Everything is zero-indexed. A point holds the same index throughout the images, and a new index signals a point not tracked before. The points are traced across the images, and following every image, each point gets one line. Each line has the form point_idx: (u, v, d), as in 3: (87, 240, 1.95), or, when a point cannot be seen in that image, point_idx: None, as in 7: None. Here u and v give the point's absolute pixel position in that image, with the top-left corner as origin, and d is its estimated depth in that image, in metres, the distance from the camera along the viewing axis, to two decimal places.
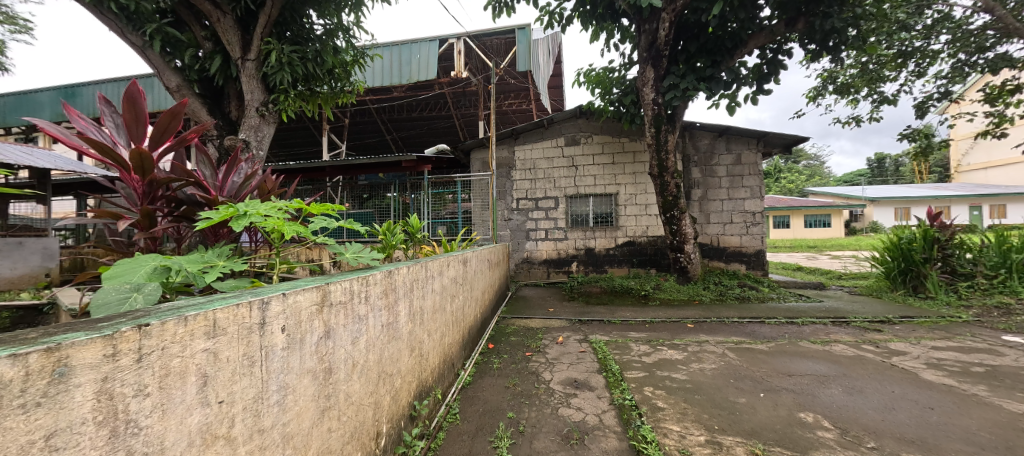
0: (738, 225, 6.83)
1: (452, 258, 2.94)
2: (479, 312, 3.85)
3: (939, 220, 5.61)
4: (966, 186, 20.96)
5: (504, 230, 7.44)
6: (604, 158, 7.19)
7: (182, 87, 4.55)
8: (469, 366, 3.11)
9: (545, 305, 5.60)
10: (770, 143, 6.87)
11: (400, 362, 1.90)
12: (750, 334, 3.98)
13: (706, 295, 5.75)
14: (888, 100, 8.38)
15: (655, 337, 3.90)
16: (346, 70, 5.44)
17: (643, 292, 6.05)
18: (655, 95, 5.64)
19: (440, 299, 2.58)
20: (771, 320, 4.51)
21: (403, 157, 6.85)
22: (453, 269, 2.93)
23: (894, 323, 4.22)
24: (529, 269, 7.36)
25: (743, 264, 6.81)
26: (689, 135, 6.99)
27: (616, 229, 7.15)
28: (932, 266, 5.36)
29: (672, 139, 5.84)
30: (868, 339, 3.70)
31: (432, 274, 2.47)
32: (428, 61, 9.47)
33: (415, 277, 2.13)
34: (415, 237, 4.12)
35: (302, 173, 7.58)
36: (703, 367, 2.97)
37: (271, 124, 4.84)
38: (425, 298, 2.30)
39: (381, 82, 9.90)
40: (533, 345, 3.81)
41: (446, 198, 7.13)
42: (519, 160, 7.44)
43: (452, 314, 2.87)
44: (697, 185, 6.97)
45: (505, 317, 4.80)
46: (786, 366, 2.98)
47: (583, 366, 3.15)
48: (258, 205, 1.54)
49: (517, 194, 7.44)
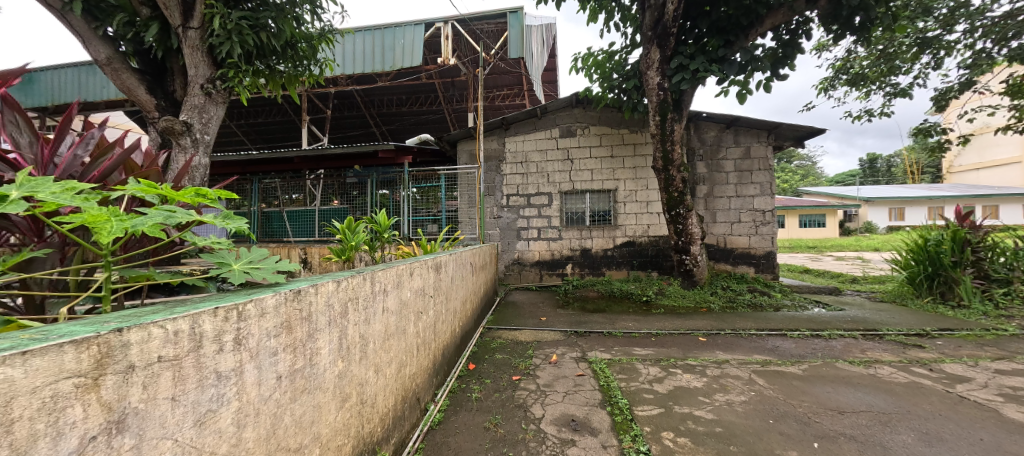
0: (746, 225, 6.30)
1: (418, 263, 2.32)
2: (458, 326, 3.23)
3: (969, 221, 5.10)
4: (961, 188, 20.76)
5: (492, 229, 6.80)
6: (601, 151, 6.61)
7: (112, 60, 3.96)
8: (441, 398, 2.49)
9: (536, 313, 4.98)
10: (781, 136, 6.34)
11: (319, 426, 1.28)
12: (775, 351, 3.41)
13: (715, 302, 5.19)
14: (900, 93, 7.88)
15: (665, 355, 3.32)
16: (313, 47, 4.78)
17: (645, 298, 5.50)
18: (661, 79, 5.08)
19: (396, 320, 1.95)
20: (794, 333, 3.95)
21: (381, 146, 6.15)
22: (419, 278, 2.31)
23: (935, 337, 3.69)
24: (520, 272, 6.75)
25: (751, 267, 6.28)
26: (694, 127, 6.42)
27: (615, 228, 6.58)
28: (963, 271, 4.85)
29: (679, 129, 5.26)
30: (915, 358, 3.16)
31: (385, 285, 1.85)
32: (413, 46, 8.78)
33: (352, 295, 1.51)
34: (382, 236, 3.45)
35: (270, 166, 6.88)
36: (731, 401, 2.39)
37: (219, 104, 4.19)
38: (371, 323, 1.68)
39: (362, 69, 9.18)
40: (522, 365, 3.20)
41: (431, 195, 6.54)
42: (510, 153, 6.82)
43: (417, 336, 2.25)
44: (703, 180, 6.42)
45: (490, 329, 4.19)
46: (833, 399, 2.40)
47: (583, 397, 2.56)
48: (43, 188, 0.92)
49: (508, 189, 6.82)
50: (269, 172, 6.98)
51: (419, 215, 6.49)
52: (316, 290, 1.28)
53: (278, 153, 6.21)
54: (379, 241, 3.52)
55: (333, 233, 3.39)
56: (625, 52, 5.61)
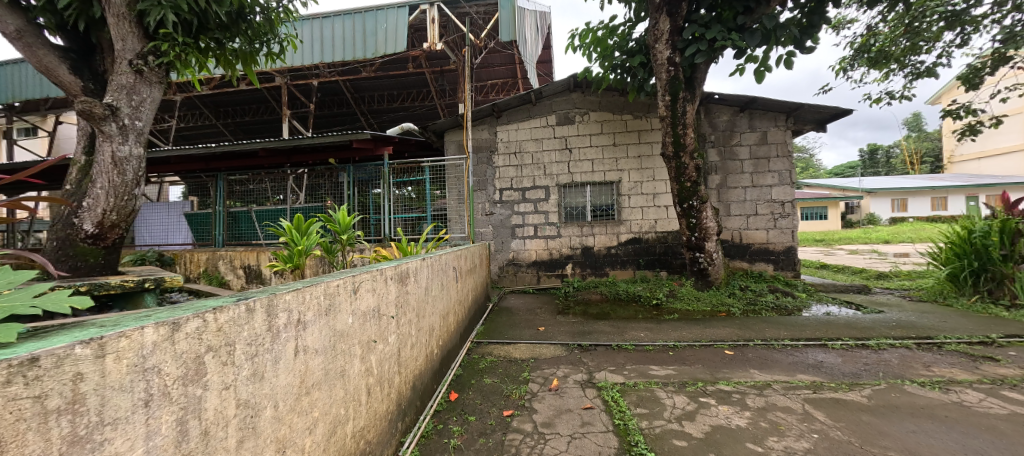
0: (764, 217, 5.72)
1: (369, 274, 1.71)
2: (435, 348, 2.62)
3: (1018, 209, 4.52)
4: (966, 178, 20.27)
5: (484, 227, 6.18)
6: (603, 139, 6.01)
7: (24, 33, 3.34)
8: (407, 451, 1.89)
9: (533, 322, 4.36)
10: (801, 119, 5.73)
11: None
12: (822, 370, 2.82)
13: (735, 306, 4.60)
14: (923, 74, 7.29)
15: (689, 377, 2.72)
16: (270, 18, 4.13)
17: (654, 302, 4.93)
18: (671, 53, 4.48)
19: (324, 362, 1.33)
20: (835, 342, 3.38)
21: (355, 135, 5.36)
22: (371, 295, 1.71)
23: (1005, 348, 3.11)
24: (515, 273, 6.14)
25: (769, 264, 5.71)
26: (704, 110, 5.82)
27: (619, 224, 5.98)
28: (1016, 265, 4.26)
29: (692, 110, 4.65)
30: (1000, 378, 2.58)
31: (301, 312, 1.22)
32: (396, 31, 8.13)
33: (217, 342, 0.90)
34: (341, 237, 2.81)
35: (236, 160, 6.20)
36: (791, 449, 1.81)
37: (154, 84, 3.56)
38: (269, 378, 1.06)
39: (341, 56, 8.49)
40: (515, 394, 2.59)
41: (412, 189, 5.91)
42: (502, 143, 6.20)
43: (368, 373, 1.64)
44: (715, 170, 5.83)
45: (480, 343, 3.58)
46: (926, 446, 1.82)
47: (594, 443, 1.97)
48: None
49: (501, 183, 6.20)
50: (236, 168, 6.29)
51: (400, 212, 5.84)
52: (105, 347, 0.68)
53: (240, 145, 5.51)
54: (339, 244, 2.89)
55: (279, 234, 2.77)
56: (628, 26, 4.98)
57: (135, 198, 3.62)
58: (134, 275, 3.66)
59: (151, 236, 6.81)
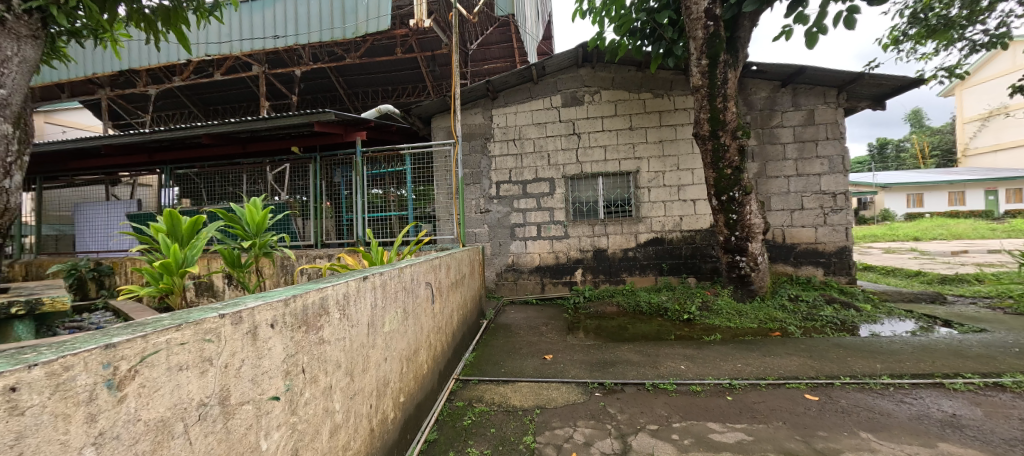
0: (811, 212, 4.79)
1: (187, 337, 0.78)
2: (389, 413, 1.70)
3: None
4: (985, 171, 19.33)
5: (478, 227, 5.28)
6: (616, 121, 5.10)
7: None
8: None
9: (538, 347, 3.43)
10: (855, 94, 4.79)
11: None
12: (970, 435, 1.90)
13: (790, 323, 3.66)
14: (980, 48, 6.34)
15: (777, 449, 1.81)
16: None
17: (684, 317, 4.00)
18: (710, 4, 3.62)
19: None
20: (956, 381, 2.43)
21: (319, 116, 4.40)
22: (188, 383, 0.77)
23: None
24: (516, 280, 5.23)
25: (819, 268, 4.78)
26: (740, 85, 4.89)
27: (637, 222, 5.06)
28: None
29: (735, 77, 3.77)
30: None
31: None
32: (378, 3, 7.15)
33: None
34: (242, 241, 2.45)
35: (186, 151, 5.31)
36: None
37: (23, 38, 2.67)
38: None
39: (319, 35, 7.46)
40: None
41: (392, 183, 4.98)
42: (499, 129, 5.30)
43: None
44: (752, 156, 4.90)
45: (467, 384, 2.67)
46: None
47: None
48: None
49: (497, 175, 5.29)
50: (185, 159, 5.40)
51: (375, 212, 4.93)
52: None
53: (180, 129, 4.57)
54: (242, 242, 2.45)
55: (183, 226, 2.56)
56: None
57: (5, 191, 2.72)
58: (13, 294, 2.79)
59: (94, 241, 5.90)
